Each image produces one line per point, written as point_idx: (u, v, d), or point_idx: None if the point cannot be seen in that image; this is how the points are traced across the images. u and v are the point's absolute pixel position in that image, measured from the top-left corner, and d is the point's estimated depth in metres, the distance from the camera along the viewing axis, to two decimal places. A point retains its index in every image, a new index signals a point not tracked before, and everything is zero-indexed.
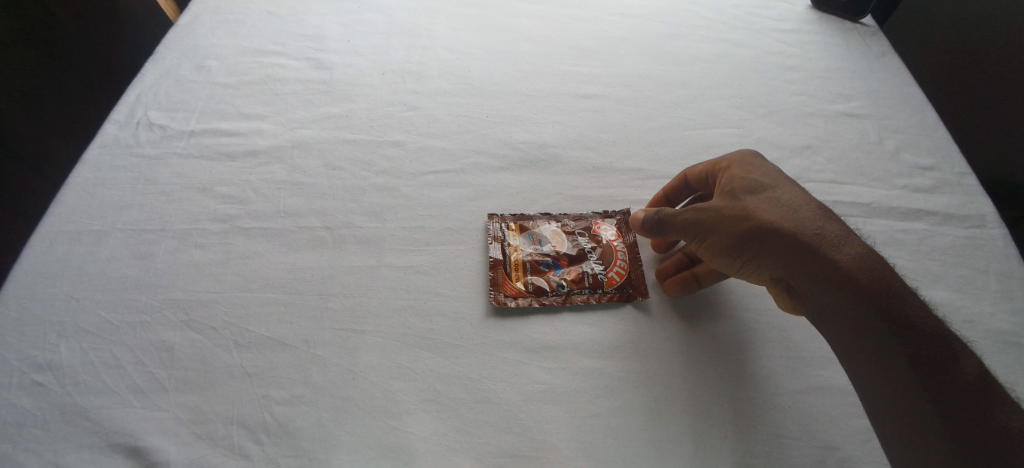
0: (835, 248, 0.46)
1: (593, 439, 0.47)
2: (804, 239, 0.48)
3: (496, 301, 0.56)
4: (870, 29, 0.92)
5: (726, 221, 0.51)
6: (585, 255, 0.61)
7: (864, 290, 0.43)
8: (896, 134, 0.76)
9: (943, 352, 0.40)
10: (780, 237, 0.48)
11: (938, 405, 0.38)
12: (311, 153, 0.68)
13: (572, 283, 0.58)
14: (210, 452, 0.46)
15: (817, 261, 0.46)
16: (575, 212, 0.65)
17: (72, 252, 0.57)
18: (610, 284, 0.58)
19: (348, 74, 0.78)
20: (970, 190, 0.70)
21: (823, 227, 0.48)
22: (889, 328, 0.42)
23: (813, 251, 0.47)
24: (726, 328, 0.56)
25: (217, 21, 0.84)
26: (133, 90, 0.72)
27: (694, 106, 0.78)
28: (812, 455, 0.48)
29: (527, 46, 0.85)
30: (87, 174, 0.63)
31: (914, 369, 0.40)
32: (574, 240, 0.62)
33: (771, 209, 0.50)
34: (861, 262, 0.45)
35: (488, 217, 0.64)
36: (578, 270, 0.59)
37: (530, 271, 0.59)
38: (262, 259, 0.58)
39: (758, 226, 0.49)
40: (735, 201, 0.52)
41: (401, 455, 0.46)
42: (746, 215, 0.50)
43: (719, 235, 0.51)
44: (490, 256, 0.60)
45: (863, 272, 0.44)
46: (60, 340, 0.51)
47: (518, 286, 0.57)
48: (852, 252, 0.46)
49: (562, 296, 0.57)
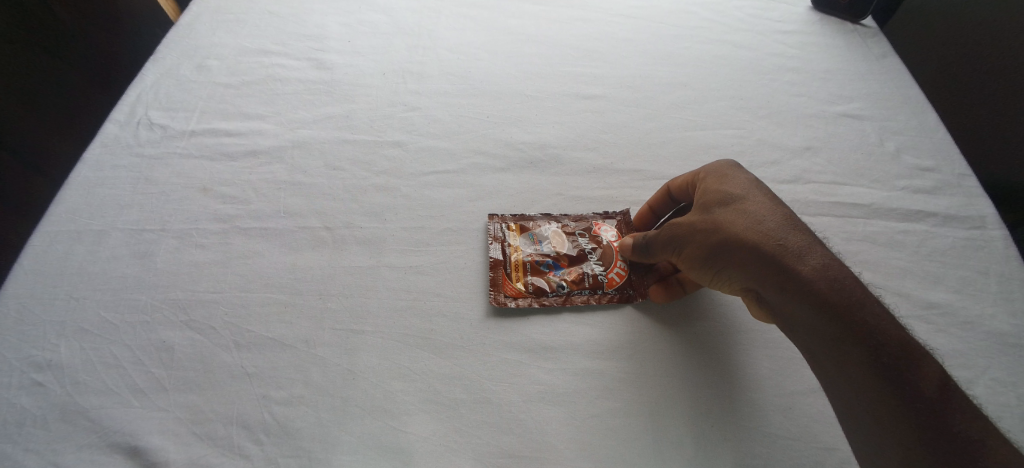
0: (801, 261, 0.46)
1: (594, 440, 0.47)
2: (771, 252, 0.47)
3: (495, 301, 0.56)
4: (870, 31, 0.92)
5: (697, 237, 0.51)
6: (585, 256, 0.61)
7: (829, 306, 0.43)
8: (896, 135, 0.76)
9: (910, 367, 0.40)
10: (749, 252, 0.48)
11: (908, 422, 0.39)
12: (311, 153, 0.68)
13: (572, 283, 0.58)
14: (210, 452, 0.46)
15: (784, 276, 0.46)
16: (576, 213, 0.65)
17: (72, 251, 0.57)
18: (610, 285, 0.58)
19: (349, 74, 0.78)
20: (970, 191, 0.70)
21: (791, 239, 0.48)
22: (854, 345, 0.42)
23: (780, 266, 0.46)
24: (723, 330, 0.55)
25: (218, 21, 0.83)
26: (133, 89, 0.72)
27: (694, 107, 0.78)
28: (812, 456, 0.48)
29: (528, 47, 0.85)
30: (87, 174, 0.63)
31: (883, 386, 0.40)
32: (575, 240, 0.62)
33: (740, 221, 0.49)
34: (826, 275, 0.44)
35: (488, 218, 0.64)
36: (578, 270, 0.59)
37: (530, 272, 0.59)
38: (263, 259, 0.58)
39: (727, 242, 0.49)
40: (707, 214, 0.52)
41: (401, 456, 0.46)
42: (716, 230, 0.50)
43: (691, 252, 0.51)
44: (490, 256, 0.60)
45: (828, 286, 0.44)
46: (60, 340, 0.51)
47: (518, 286, 0.57)
48: (817, 265, 0.45)
49: (562, 296, 0.57)
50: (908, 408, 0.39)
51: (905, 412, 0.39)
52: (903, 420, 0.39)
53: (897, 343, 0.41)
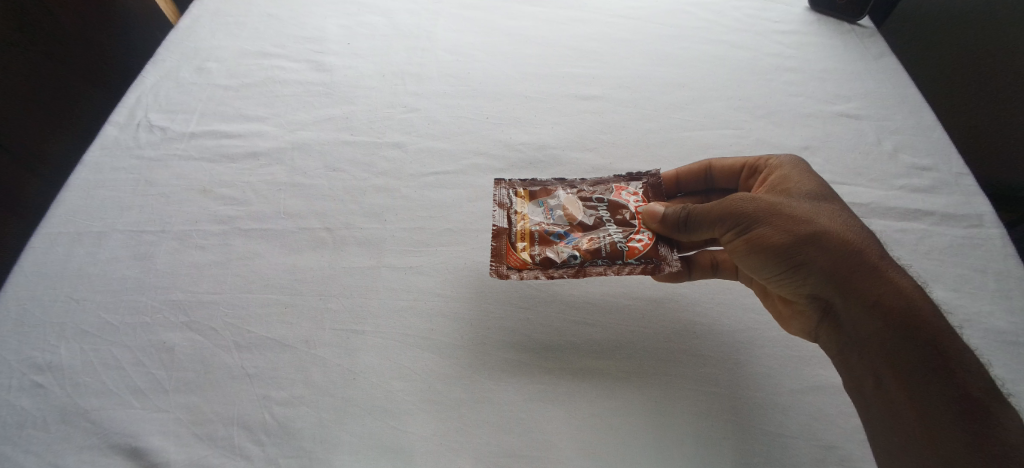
0: (891, 271, 0.46)
1: (592, 440, 0.47)
2: (864, 256, 0.46)
3: (496, 272, 0.53)
4: (867, 31, 0.92)
5: (783, 220, 0.47)
6: (602, 223, 0.57)
7: (915, 319, 0.43)
8: (894, 135, 0.76)
9: (981, 389, 0.39)
10: (840, 248, 0.46)
11: (973, 448, 0.37)
12: (311, 154, 0.69)
13: (587, 254, 0.53)
14: (210, 453, 0.46)
15: (874, 281, 0.45)
16: (594, 180, 0.63)
17: (72, 253, 0.57)
18: (632, 254, 0.53)
19: (348, 76, 0.78)
20: (967, 189, 0.70)
21: (880, 251, 0.47)
22: (932, 356, 0.41)
23: (871, 269, 0.45)
24: (725, 335, 0.55)
25: (218, 24, 0.84)
26: (134, 91, 0.72)
27: (693, 107, 0.78)
28: (812, 454, 0.47)
29: (527, 48, 0.85)
30: (88, 176, 0.64)
31: (955, 410, 0.39)
32: (591, 208, 0.58)
33: (831, 220, 0.48)
34: (915, 291, 0.44)
35: (493, 183, 0.62)
36: (595, 237, 0.55)
37: (538, 241, 0.55)
38: (263, 260, 0.58)
39: (817, 234, 0.46)
40: (790, 200, 0.50)
41: (401, 456, 0.46)
42: (805, 219, 0.47)
43: (770, 232, 0.47)
44: (496, 223, 0.57)
45: (918, 302, 0.44)
46: (61, 341, 0.51)
47: (523, 257, 0.54)
48: (908, 281, 0.45)
49: (574, 268, 0.53)
50: (964, 418, 0.38)
51: (965, 426, 0.38)
52: (956, 424, 0.38)
53: (970, 367, 0.40)
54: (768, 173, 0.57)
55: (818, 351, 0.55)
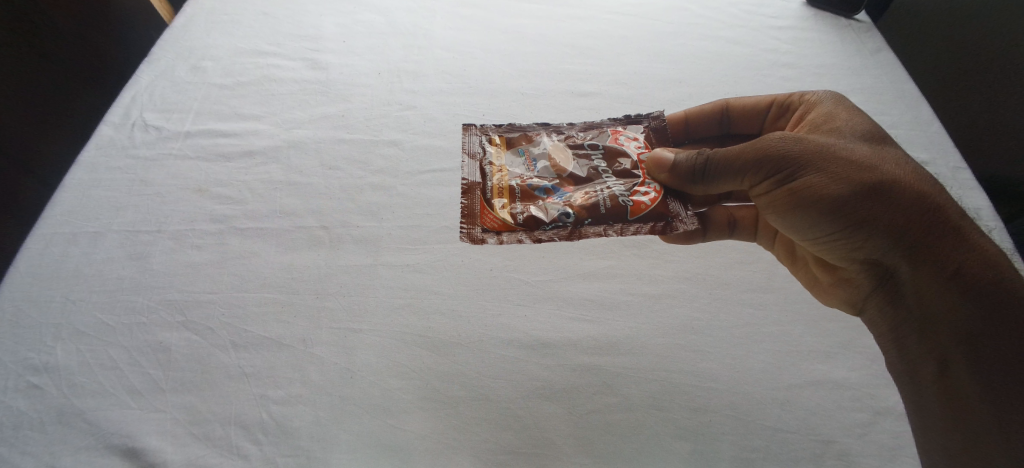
0: (958, 223, 0.44)
1: (590, 436, 0.48)
2: (928, 206, 0.45)
3: (471, 237, 0.59)
4: (864, 26, 0.92)
5: (839, 168, 0.46)
6: (598, 175, 0.60)
7: (984, 273, 0.42)
8: (891, 129, 0.76)
9: None
10: (904, 197, 0.45)
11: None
12: (308, 154, 0.68)
13: (585, 211, 0.57)
14: (209, 453, 0.45)
15: (939, 234, 0.44)
16: (586, 128, 0.68)
17: (67, 253, 0.57)
18: (637, 211, 0.57)
19: (345, 74, 0.78)
20: (964, 183, 0.70)
21: (948, 201, 0.46)
22: (998, 314, 0.40)
23: (936, 221, 0.44)
24: (724, 332, 0.55)
25: (213, 23, 0.84)
26: (129, 91, 0.72)
27: (691, 103, 0.78)
28: (811, 449, 0.48)
29: (525, 45, 0.85)
30: (83, 176, 0.63)
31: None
32: (588, 162, 0.62)
33: (892, 168, 0.47)
34: (984, 244, 0.43)
35: (463, 131, 0.71)
36: (590, 192, 0.59)
37: (520, 198, 0.59)
38: (259, 259, 0.58)
39: (877, 183, 0.45)
40: (846, 146, 0.49)
41: (400, 454, 0.46)
42: (865, 168, 0.46)
43: (825, 181, 0.46)
44: (469, 181, 0.62)
45: (986, 255, 0.42)
46: (57, 342, 0.51)
47: (503, 217, 0.58)
48: (977, 235, 0.44)
49: (568, 228, 0.57)
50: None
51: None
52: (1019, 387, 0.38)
53: None
54: (806, 110, 0.60)
55: (818, 346, 0.54)
